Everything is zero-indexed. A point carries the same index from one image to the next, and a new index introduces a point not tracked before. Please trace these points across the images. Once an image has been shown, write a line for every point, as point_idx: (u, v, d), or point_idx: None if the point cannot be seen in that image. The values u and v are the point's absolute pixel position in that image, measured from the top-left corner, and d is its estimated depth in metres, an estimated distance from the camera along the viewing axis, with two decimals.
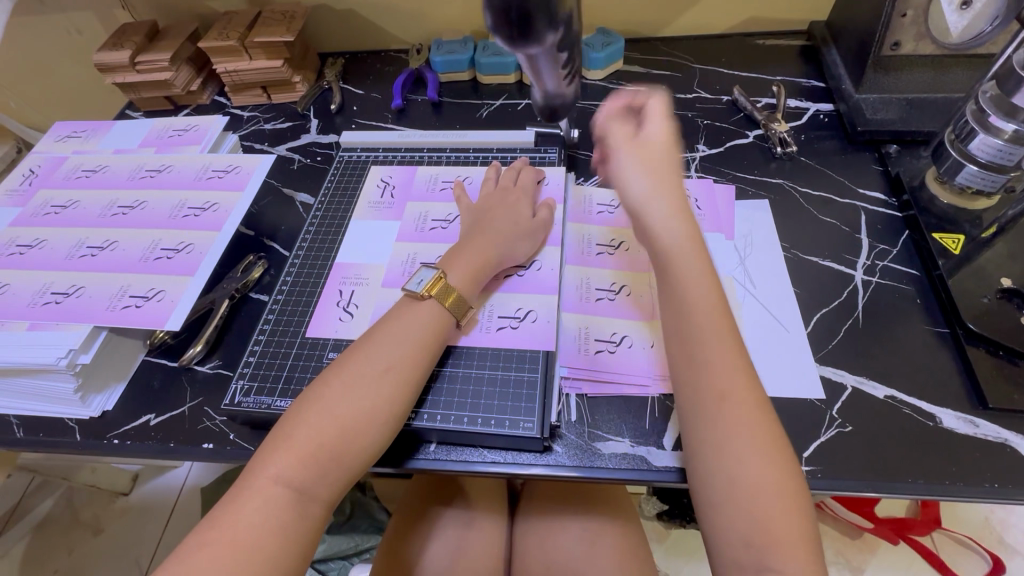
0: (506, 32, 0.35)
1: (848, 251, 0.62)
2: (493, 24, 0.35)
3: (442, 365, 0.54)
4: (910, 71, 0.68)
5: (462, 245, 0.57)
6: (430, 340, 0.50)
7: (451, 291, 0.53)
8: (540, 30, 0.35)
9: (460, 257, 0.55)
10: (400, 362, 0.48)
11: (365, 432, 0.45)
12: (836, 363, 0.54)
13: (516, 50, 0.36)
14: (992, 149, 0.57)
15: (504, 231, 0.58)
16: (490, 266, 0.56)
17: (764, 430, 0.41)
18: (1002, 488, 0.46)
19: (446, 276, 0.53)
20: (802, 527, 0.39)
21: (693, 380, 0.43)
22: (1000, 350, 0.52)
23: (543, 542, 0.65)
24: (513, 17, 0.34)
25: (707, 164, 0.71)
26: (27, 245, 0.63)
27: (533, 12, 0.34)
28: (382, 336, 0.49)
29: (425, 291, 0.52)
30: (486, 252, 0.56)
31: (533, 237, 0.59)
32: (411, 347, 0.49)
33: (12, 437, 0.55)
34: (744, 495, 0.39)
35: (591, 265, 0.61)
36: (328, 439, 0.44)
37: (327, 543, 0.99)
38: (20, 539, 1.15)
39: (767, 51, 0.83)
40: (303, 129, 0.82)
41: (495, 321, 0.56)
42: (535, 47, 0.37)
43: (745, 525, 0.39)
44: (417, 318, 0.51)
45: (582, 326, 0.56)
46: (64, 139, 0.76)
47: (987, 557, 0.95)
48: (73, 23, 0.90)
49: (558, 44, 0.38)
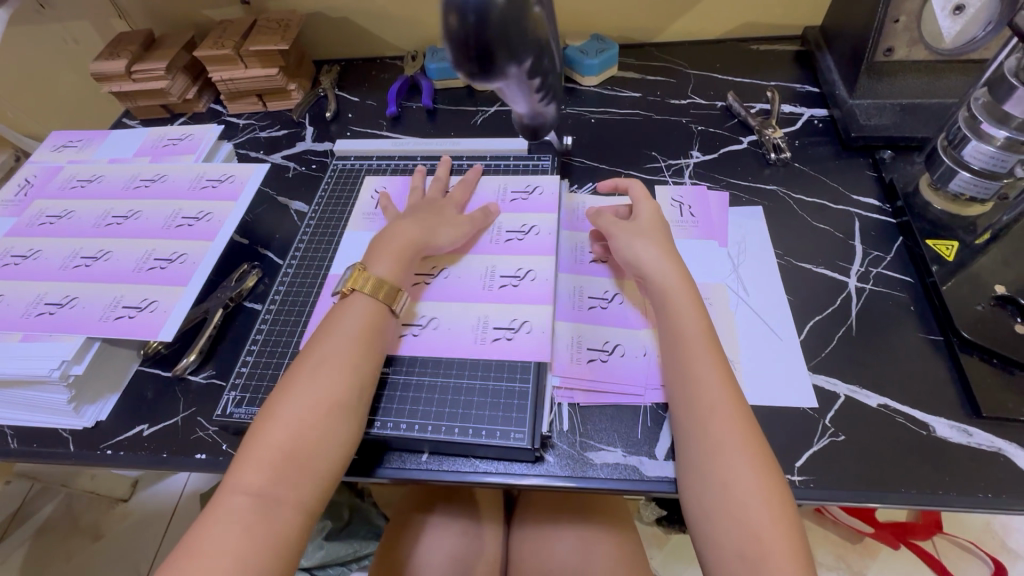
0: (468, 67, 0.36)
1: (842, 258, 0.61)
2: (455, 59, 0.36)
3: (388, 372, 0.55)
4: (904, 76, 0.68)
5: (387, 236, 0.58)
6: (368, 331, 0.51)
7: (381, 283, 0.53)
8: (501, 64, 0.36)
9: (383, 249, 0.56)
10: (342, 356, 0.49)
11: (316, 427, 0.45)
12: (829, 372, 0.54)
13: (481, 85, 0.38)
14: (986, 157, 0.56)
15: (427, 220, 0.60)
16: (413, 247, 0.57)
17: (748, 445, 0.44)
18: (996, 498, 0.46)
19: (371, 272, 0.54)
20: (789, 532, 0.41)
21: (685, 398, 0.47)
22: (994, 358, 0.52)
23: (538, 551, 0.65)
24: (472, 54, 0.35)
25: (701, 171, 0.71)
26: (22, 255, 0.64)
27: (491, 49, 0.35)
28: (323, 335, 0.50)
29: (347, 287, 0.53)
30: (409, 237, 0.57)
31: (460, 229, 0.61)
32: (350, 340, 0.50)
33: (6, 448, 0.55)
34: (736, 501, 0.42)
35: (585, 274, 0.61)
36: (284, 441, 0.44)
37: (325, 549, 0.99)
38: (20, 546, 1.16)
39: (762, 57, 0.83)
40: (298, 137, 0.82)
41: (490, 332, 0.55)
42: (499, 79, 0.38)
43: (736, 535, 0.41)
44: (351, 313, 0.52)
45: (573, 333, 0.56)
46: (60, 148, 0.76)
47: (989, 561, 0.94)
48: (70, 33, 0.90)
49: (526, 73, 0.39)
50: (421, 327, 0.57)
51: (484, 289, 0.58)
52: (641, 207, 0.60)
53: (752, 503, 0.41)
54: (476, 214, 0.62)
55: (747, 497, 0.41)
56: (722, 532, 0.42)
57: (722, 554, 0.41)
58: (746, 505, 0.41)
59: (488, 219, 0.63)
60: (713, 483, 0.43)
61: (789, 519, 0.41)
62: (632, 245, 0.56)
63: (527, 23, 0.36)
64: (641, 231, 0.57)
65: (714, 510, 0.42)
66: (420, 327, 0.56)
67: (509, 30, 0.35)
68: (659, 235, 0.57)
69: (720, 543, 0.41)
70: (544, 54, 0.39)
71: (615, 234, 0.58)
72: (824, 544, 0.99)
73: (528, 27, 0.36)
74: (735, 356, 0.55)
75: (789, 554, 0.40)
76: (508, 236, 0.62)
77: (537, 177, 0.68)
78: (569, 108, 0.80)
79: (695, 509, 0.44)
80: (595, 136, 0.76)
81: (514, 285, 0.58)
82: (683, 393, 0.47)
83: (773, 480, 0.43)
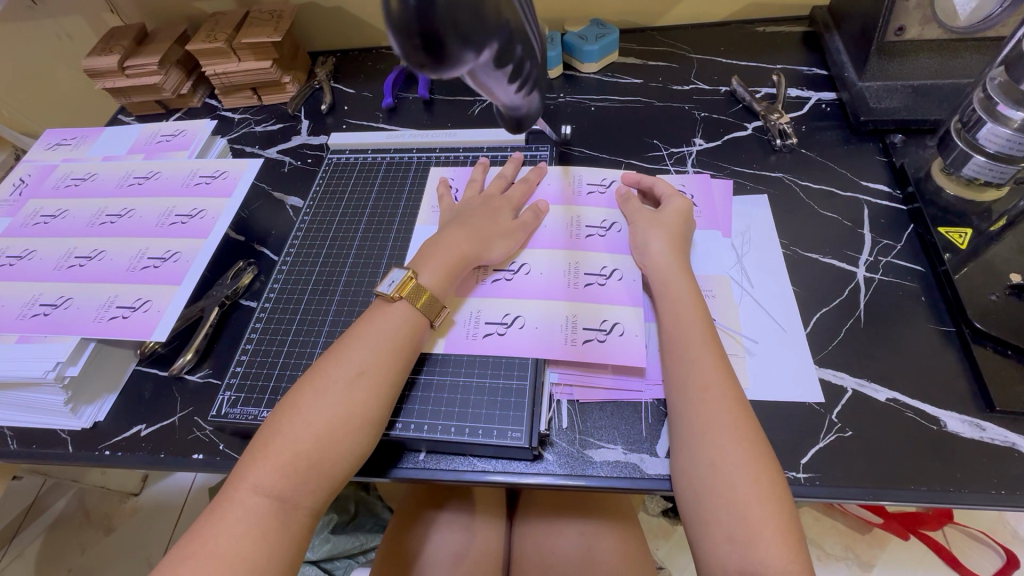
0: (418, 57, 0.32)
1: (850, 247, 0.60)
2: (402, 50, 0.32)
3: (418, 372, 0.53)
4: (916, 56, 0.65)
5: (438, 243, 0.56)
6: (401, 343, 0.50)
7: (422, 291, 0.52)
8: (458, 51, 0.33)
9: (436, 256, 0.55)
10: (372, 366, 0.47)
11: (339, 436, 0.44)
12: (836, 366, 0.52)
13: (438, 75, 0.34)
14: (1002, 140, 0.54)
15: (478, 229, 0.58)
16: (465, 263, 0.56)
17: (740, 426, 0.43)
18: (1009, 495, 0.44)
19: (417, 277, 0.53)
20: (781, 516, 0.39)
21: (680, 379, 0.46)
22: (1008, 350, 0.50)
23: (541, 545, 0.64)
24: (418, 42, 0.31)
25: (705, 158, 0.69)
26: (17, 256, 0.63)
27: (442, 33, 0.31)
28: (353, 342, 0.49)
29: (396, 292, 0.51)
30: (459, 249, 0.56)
31: (513, 238, 0.59)
32: (380, 349, 0.48)
33: (6, 449, 0.55)
34: (731, 485, 0.41)
35: (584, 250, 0.59)
36: (303, 445, 0.43)
37: (332, 542, 0.99)
38: (35, 539, 1.17)
39: (768, 39, 0.80)
40: (293, 130, 0.81)
41: (580, 333, 0.53)
42: (463, 66, 0.34)
43: (728, 517, 0.40)
44: (388, 320, 0.50)
45: (570, 314, 0.55)
46: (54, 147, 0.75)
47: (1001, 551, 0.92)
48: (63, 28, 0.89)
49: (494, 57, 0.36)
50: (506, 326, 0.55)
51: (565, 287, 0.57)
52: (671, 204, 0.58)
53: (741, 482, 0.40)
54: (527, 219, 0.60)
55: (737, 477, 0.41)
56: (711, 513, 0.41)
57: (713, 537, 0.40)
58: (736, 484, 0.40)
59: (538, 220, 0.61)
60: (703, 462, 0.42)
61: (780, 501, 0.40)
62: (646, 235, 0.56)
63: (484, 3, 0.32)
64: (659, 223, 0.57)
65: (708, 492, 0.41)
66: (505, 325, 0.55)
67: (457, 10, 0.31)
68: (674, 232, 0.56)
69: (711, 524, 0.41)
70: (511, 35, 0.36)
71: (634, 220, 0.59)
72: (830, 533, 0.98)
73: (487, 7, 0.33)
74: (737, 349, 0.53)
75: (779, 541, 0.38)
76: (588, 232, 0.61)
77: (614, 172, 0.67)
78: (569, 96, 0.78)
79: (686, 490, 0.43)
80: (595, 125, 0.74)
81: (599, 285, 0.56)
82: (676, 376, 0.47)
83: (766, 463, 0.41)
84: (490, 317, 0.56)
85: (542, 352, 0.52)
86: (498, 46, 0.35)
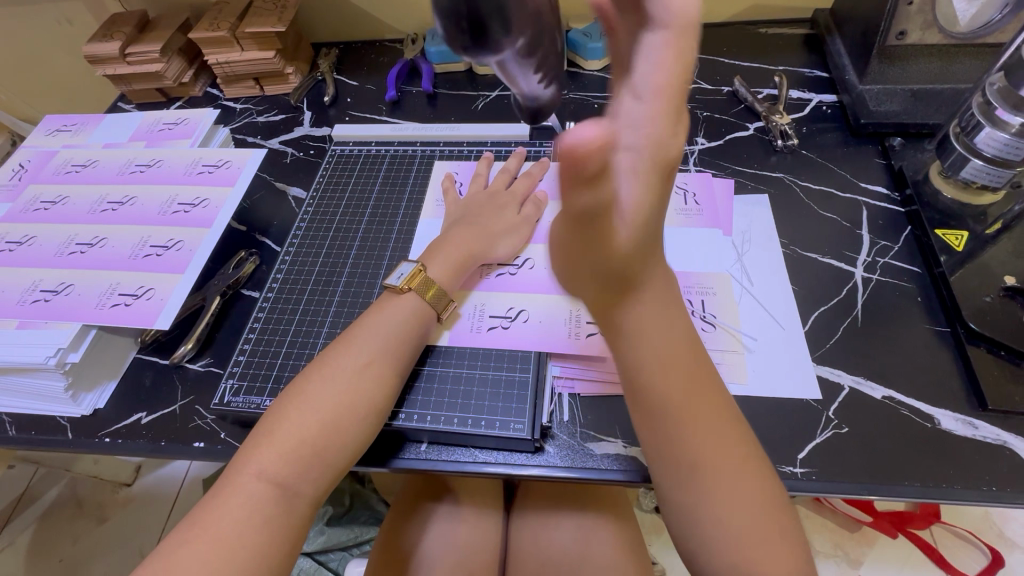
0: (462, 40, 0.33)
1: (849, 247, 0.60)
2: (446, 32, 0.33)
3: (422, 364, 0.54)
4: (915, 61, 0.66)
5: (443, 237, 0.57)
6: (408, 334, 0.50)
7: (432, 284, 0.53)
8: (499, 37, 0.33)
9: (442, 251, 0.56)
10: (381, 356, 0.48)
11: (345, 425, 0.45)
12: (833, 363, 0.53)
13: (476, 60, 0.34)
14: (998, 143, 0.56)
15: (482, 228, 0.58)
16: (472, 259, 0.56)
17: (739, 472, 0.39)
18: (1000, 492, 0.45)
19: (425, 271, 0.54)
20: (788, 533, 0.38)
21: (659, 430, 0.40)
22: (1002, 350, 0.51)
23: (539, 539, 0.64)
24: (464, 25, 0.32)
25: (706, 157, 0.69)
26: (16, 242, 0.63)
27: (485, 18, 0.32)
28: (361, 332, 0.49)
29: (405, 284, 0.52)
30: (465, 245, 0.56)
31: (518, 234, 0.59)
32: (389, 339, 0.49)
33: (4, 435, 0.55)
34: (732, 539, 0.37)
35: None
36: (308, 432, 0.44)
37: (327, 534, 1.01)
38: (26, 528, 1.17)
39: (770, 40, 0.81)
40: (296, 121, 0.81)
41: (584, 327, 0.54)
42: (497, 53, 0.35)
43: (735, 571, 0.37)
44: (398, 310, 0.51)
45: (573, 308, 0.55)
46: (53, 133, 0.75)
47: (986, 551, 0.94)
48: (62, 14, 0.88)
49: (525, 47, 0.36)
50: (511, 320, 0.55)
51: None
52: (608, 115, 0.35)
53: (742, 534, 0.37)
54: (530, 212, 0.61)
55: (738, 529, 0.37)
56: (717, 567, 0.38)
57: None
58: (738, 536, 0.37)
59: (540, 214, 0.62)
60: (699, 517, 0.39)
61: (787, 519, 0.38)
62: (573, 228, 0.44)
63: None
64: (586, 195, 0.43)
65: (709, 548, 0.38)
66: (510, 319, 0.55)
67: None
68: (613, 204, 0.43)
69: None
70: (543, 26, 0.36)
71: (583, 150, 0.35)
72: (820, 531, 0.99)
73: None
74: (736, 346, 0.54)
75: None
76: None
77: None
78: (572, 93, 0.78)
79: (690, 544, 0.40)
80: None
81: None
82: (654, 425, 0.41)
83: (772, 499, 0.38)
84: (495, 310, 0.56)
85: (544, 346, 0.53)
86: (531, 31, 0.35)
